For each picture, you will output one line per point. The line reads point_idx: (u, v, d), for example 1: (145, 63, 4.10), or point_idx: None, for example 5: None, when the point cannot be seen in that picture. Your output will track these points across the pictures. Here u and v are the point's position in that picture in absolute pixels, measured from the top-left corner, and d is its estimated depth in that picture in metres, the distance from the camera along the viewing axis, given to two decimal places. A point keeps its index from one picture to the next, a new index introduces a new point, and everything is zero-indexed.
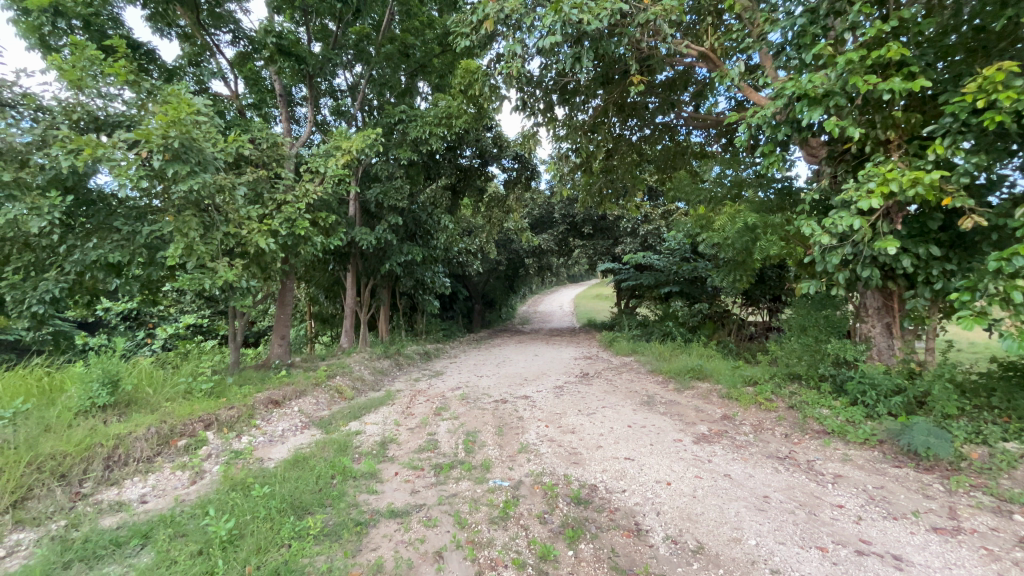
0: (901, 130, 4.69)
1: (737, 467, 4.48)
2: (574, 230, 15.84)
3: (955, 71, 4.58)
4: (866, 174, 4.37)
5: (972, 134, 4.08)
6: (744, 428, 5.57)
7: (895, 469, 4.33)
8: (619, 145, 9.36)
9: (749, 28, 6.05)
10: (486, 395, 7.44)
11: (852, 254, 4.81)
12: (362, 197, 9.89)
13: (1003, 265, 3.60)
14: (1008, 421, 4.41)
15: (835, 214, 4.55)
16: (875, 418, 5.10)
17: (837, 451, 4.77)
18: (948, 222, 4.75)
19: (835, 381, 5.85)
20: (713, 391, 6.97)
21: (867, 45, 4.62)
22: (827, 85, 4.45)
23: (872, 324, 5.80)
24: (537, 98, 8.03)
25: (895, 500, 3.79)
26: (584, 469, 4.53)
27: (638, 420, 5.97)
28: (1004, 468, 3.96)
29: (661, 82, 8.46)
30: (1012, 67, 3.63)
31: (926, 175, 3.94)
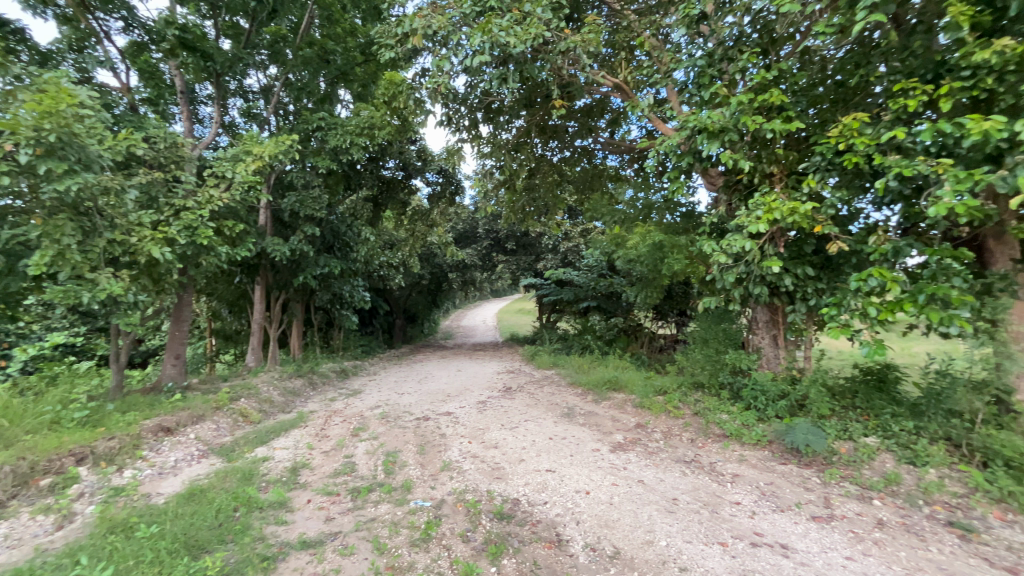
0: (782, 166, 5.36)
1: (649, 473, 4.75)
2: (497, 245, 16.01)
3: (823, 117, 5.33)
4: (755, 203, 4.92)
5: (836, 172, 4.77)
6: (655, 435, 5.93)
7: (781, 465, 4.83)
8: (540, 164, 9.76)
9: (657, 66, 6.63)
10: (407, 413, 7.24)
11: (745, 272, 5.36)
12: (275, 205, 9.34)
13: (861, 284, 4.23)
14: (868, 418, 5.11)
15: (731, 236, 5.06)
16: (765, 420, 5.65)
17: (734, 452, 5.22)
18: (819, 248, 5.45)
19: (733, 388, 6.45)
20: (628, 401, 7.34)
21: (754, 89, 5.27)
22: (723, 122, 5.01)
23: (761, 336, 6.41)
24: (462, 115, 8.17)
25: (782, 493, 4.23)
26: (506, 484, 4.55)
27: (558, 432, 6.13)
28: (864, 459, 4.59)
29: (580, 108, 8.97)
30: (864, 117, 4.33)
31: (802, 206, 4.54)
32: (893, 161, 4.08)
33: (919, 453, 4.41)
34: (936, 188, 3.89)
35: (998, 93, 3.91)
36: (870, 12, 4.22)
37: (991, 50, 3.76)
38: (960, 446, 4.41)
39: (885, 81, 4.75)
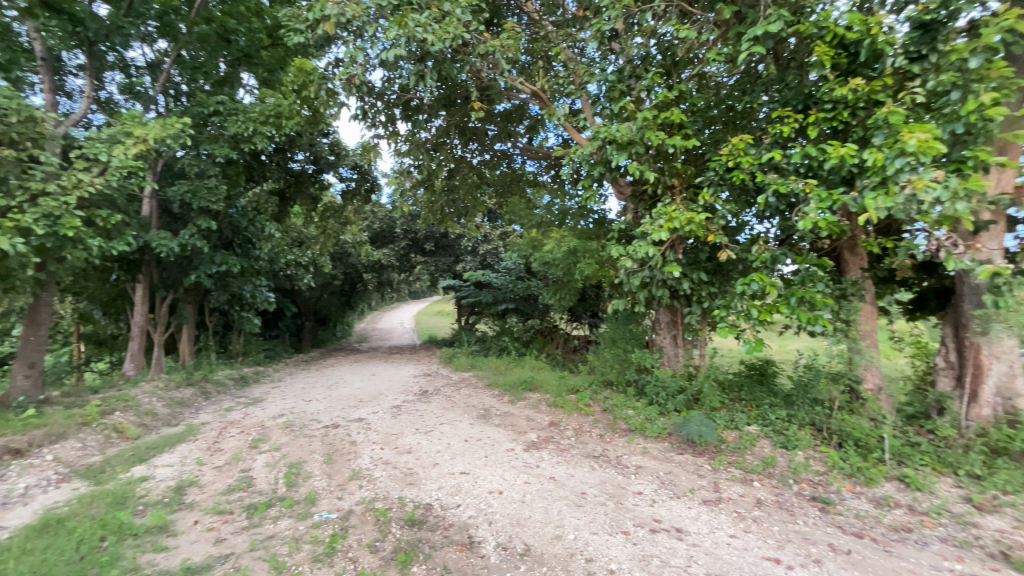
0: (682, 179, 5.83)
1: (560, 469, 4.90)
2: (415, 246, 15.65)
3: (716, 137, 5.88)
4: (657, 212, 5.29)
5: (726, 187, 5.27)
6: (567, 432, 6.15)
7: (678, 455, 5.23)
8: (460, 166, 9.69)
9: (572, 77, 6.91)
10: (315, 421, 6.83)
11: (649, 277, 5.75)
12: (162, 195, 8.34)
13: (745, 288, 4.72)
14: (751, 409, 5.71)
15: (636, 242, 5.40)
16: (666, 414, 6.09)
17: (638, 445, 5.56)
18: (712, 255, 5.99)
19: (638, 385, 6.88)
20: (542, 400, 7.54)
21: (658, 107, 5.67)
22: (630, 135, 5.35)
23: (663, 336, 6.88)
24: (378, 109, 7.90)
25: (679, 481, 4.58)
26: (419, 489, 4.45)
27: (474, 434, 6.12)
28: (747, 446, 5.11)
29: (499, 112, 9.08)
30: (748, 139, 4.85)
31: (697, 216, 4.97)
32: (772, 179, 4.60)
33: (790, 438, 5.01)
34: (805, 205, 4.45)
35: (852, 125, 4.56)
36: (754, 45, 4.73)
37: (847, 87, 4.39)
38: (821, 429, 5.07)
39: (767, 107, 5.35)
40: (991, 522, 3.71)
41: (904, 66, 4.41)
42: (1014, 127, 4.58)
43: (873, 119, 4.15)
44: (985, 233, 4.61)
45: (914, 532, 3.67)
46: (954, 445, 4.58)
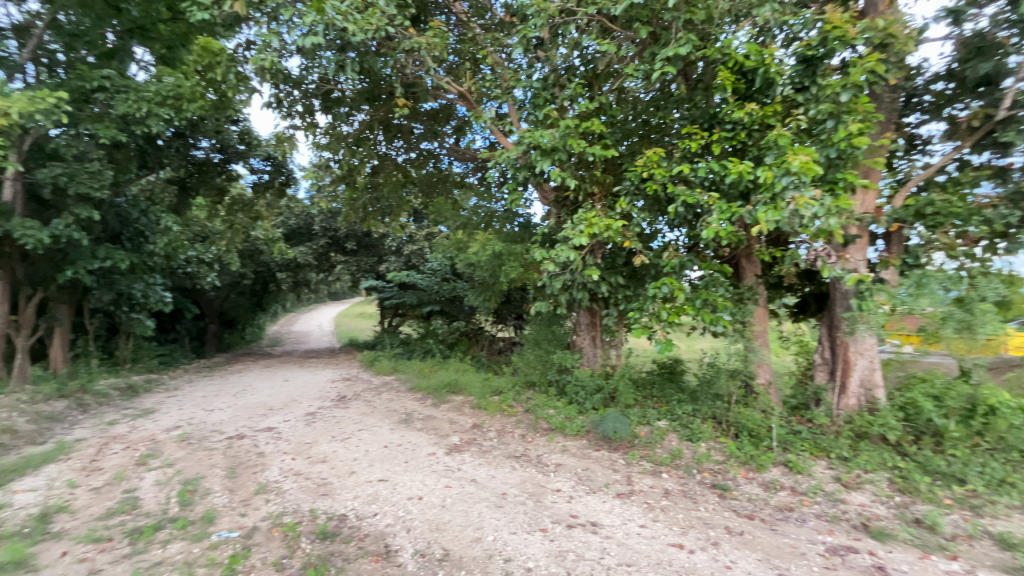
0: (601, 187, 6.09)
1: (481, 471, 4.90)
2: (335, 244, 14.92)
3: (632, 149, 6.22)
4: (578, 218, 5.48)
5: (641, 196, 5.59)
6: (489, 434, 6.17)
7: (595, 451, 5.44)
8: (384, 163, 9.43)
9: (499, 81, 6.98)
10: (217, 433, 6.26)
11: (569, 280, 5.94)
12: (30, 177, 7.22)
13: (656, 291, 5.03)
14: (661, 405, 6.11)
15: (558, 246, 5.56)
16: (584, 412, 6.31)
17: (558, 444, 5.72)
18: (628, 260, 6.32)
19: (559, 385, 7.08)
20: (465, 403, 7.51)
21: (580, 116, 5.88)
22: (553, 142, 5.50)
23: (583, 337, 7.14)
24: (294, 99, 7.47)
25: (595, 477, 4.77)
26: (333, 500, 4.23)
27: (394, 439, 5.95)
28: (658, 440, 5.45)
29: (426, 111, 8.94)
30: (660, 152, 5.18)
31: (613, 223, 5.22)
32: (681, 191, 4.96)
33: (695, 430, 5.41)
34: (709, 215, 4.84)
35: (749, 145, 5.05)
36: (667, 65, 5.07)
37: (744, 111, 4.85)
38: (721, 422, 5.54)
39: (678, 124, 5.75)
40: (855, 498, 4.26)
41: (791, 95, 4.96)
42: (876, 155, 5.32)
43: (765, 140, 4.61)
44: (853, 245, 5.29)
45: (795, 511, 4.11)
46: (827, 430, 5.25)
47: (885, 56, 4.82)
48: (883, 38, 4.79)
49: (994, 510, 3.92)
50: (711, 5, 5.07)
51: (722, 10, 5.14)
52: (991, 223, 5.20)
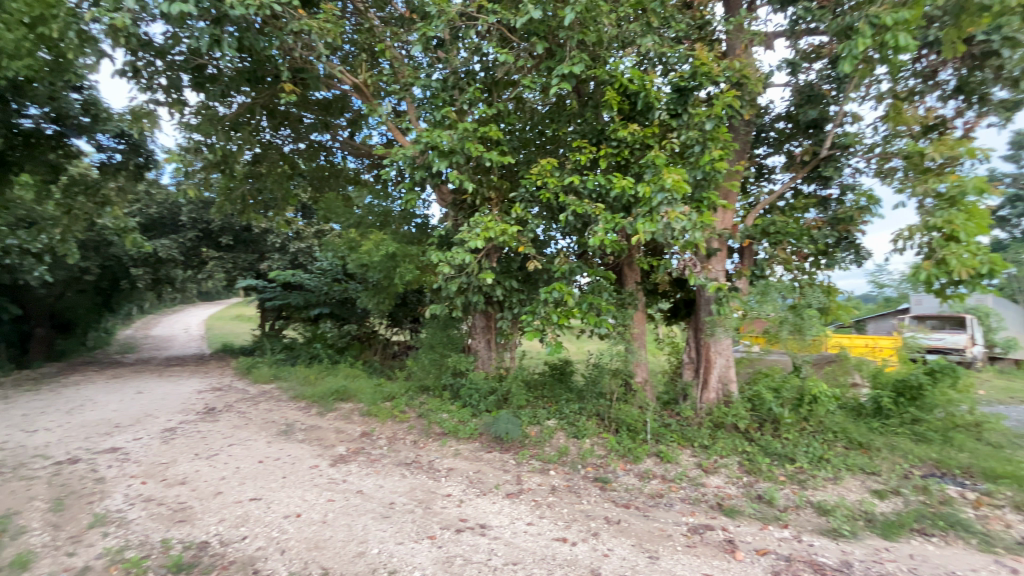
0: (498, 192, 6.21)
1: (369, 481, 4.68)
2: (207, 238, 13.31)
3: (528, 158, 6.44)
4: (475, 222, 5.50)
5: (536, 203, 5.79)
6: (379, 442, 5.94)
7: (487, 453, 5.50)
8: (268, 152, 8.74)
9: (397, 77, 6.78)
10: (39, 458, 5.21)
11: (465, 283, 5.96)
12: None
13: (548, 296, 5.23)
14: (551, 405, 6.41)
15: (454, 249, 5.53)
16: (478, 415, 6.35)
17: (451, 448, 5.68)
18: (523, 265, 6.49)
19: (453, 388, 7.05)
20: (355, 410, 7.14)
21: (478, 121, 5.92)
22: (451, 144, 5.46)
23: (479, 341, 7.21)
24: (156, 70, 6.54)
25: (486, 479, 4.82)
26: (192, 526, 3.75)
27: (271, 453, 5.44)
28: (547, 438, 5.67)
29: (316, 100, 8.38)
30: (554, 162, 5.42)
31: (509, 228, 5.34)
32: (571, 201, 5.23)
33: (581, 428, 5.73)
34: (596, 225, 5.16)
35: (631, 162, 5.48)
36: (561, 81, 5.32)
37: (628, 130, 5.28)
38: (604, 418, 5.93)
39: (570, 137, 6.06)
40: (713, 481, 4.82)
41: (667, 120, 5.50)
42: (733, 179, 6.09)
43: (644, 159, 5.05)
44: (714, 257, 6.00)
45: (665, 497, 4.52)
46: (691, 422, 5.86)
47: (741, 95, 5.56)
48: (739, 79, 5.53)
49: (816, 482, 4.68)
50: (601, 29, 5.43)
51: (611, 35, 5.54)
52: (816, 242, 6.23)
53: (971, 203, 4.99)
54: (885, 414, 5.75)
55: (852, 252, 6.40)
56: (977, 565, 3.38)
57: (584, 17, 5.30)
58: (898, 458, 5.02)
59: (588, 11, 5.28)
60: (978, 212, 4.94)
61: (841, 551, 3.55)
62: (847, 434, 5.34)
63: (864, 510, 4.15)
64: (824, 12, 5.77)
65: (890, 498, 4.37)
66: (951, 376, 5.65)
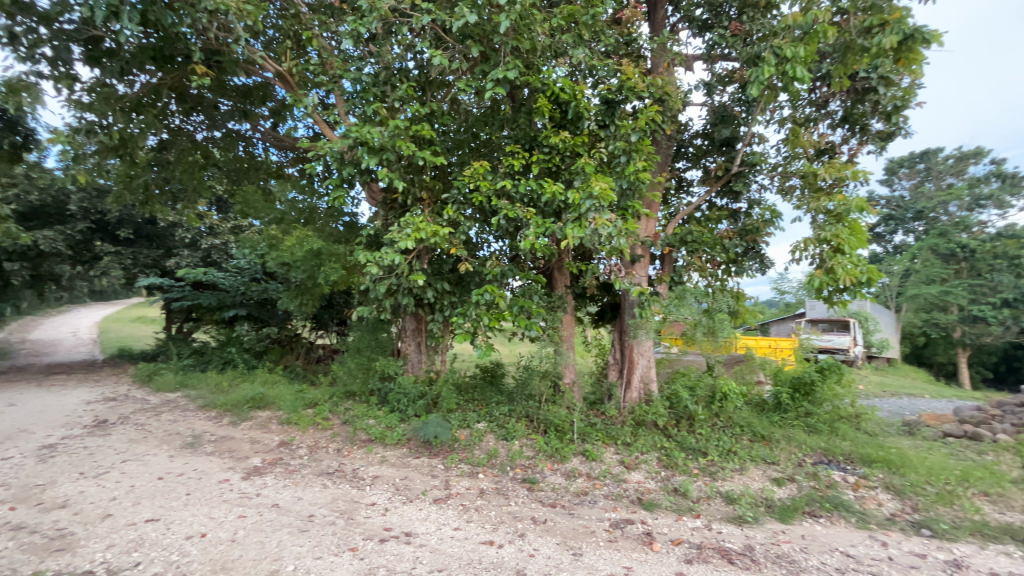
0: (430, 192, 6.12)
1: (286, 494, 4.40)
2: (102, 231, 11.90)
3: (462, 159, 6.40)
4: (406, 222, 5.37)
5: (468, 206, 5.76)
6: (299, 452, 5.62)
7: (415, 459, 5.38)
8: (176, 138, 7.99)
9: (324, 68, 6.47)
10: None
11: (395, 285, 5.80)
12: None
13: (479, 298, 5.22)
14: (481, 407, 6.42)
15: (383, 249, 5.36)
16: (406, 420, 6.19)
17: (377, 455, 5.49)
18: (455, 267, 6.44)
19: (381, 393, 6.82)
20: (272, 419, 6.70)
21: (410, 119, 5.79)
22: (381, 141, 5.30)
23: (409, 344, 7.05)
24: (39, 38, 5.75)
25: (413, 485, 4.71)
26: (72, 556, 3.30)
27: (173, 468, 4.95)
28: (476, 441, 5.65)
29: (234, 86, 7.80)
30: (487, 165, 5.45)
31: (441, 229, 5.27)
32: (503, 204, 5.27)
33: (510, 430, 5.77)
34: (527, 229, 5.23)
35: (562, 169, 5.63)
36: (495, 85, 5.36)
37: (559, 138, 5.43)
38: (533, 420, 6.03)
39: (503, 141, 6.11)
40: (634, 476, 5.04)
41: (596, 130, 5.70)
42: (655, 190, 6.45)
43: (574, 166, 5.21)
44: (638, 263, 6.31)
45: (589, 494, 4.67)
46: (615, 421, 6.12)
47: (663, 110, 5.90)
48: (662, 95, 5.87)
49: (725, 473, 5.05)
50: (534, 37, 5.52)
51: (544, 44, 5.65)
52: (727, 251, 6.75)
53: (853, 220, 5.63)
54: (784, 408, 6.34)
55: (757, 262, 7.01)
56: (856, 541, 3.81)
57: (518, 23, 5.36)
58: (794, 448, 5.55)
59: (522, 18, 5.35)
60: (859, 227, 5.59)
61: (745, 536, 3.86)
62: (752, 428, 5.83)
63: (764, 497, 4.54)
64: (735, 40, 6.28)
65: (787, 485, 4.81)
66: (837, 373, 6.34)
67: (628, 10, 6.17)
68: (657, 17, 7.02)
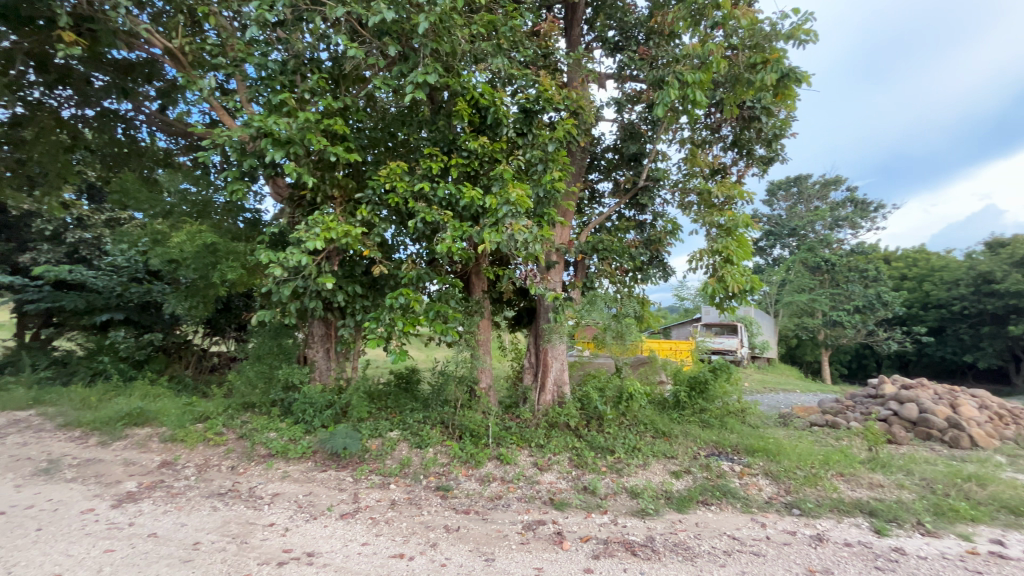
0: (342, 191, 5.84)
1: (166, 521, 3.91)
2: None
3: (377, 158, 6.18)
4: (314, 220, 5.06)
5: (384, 206, 5.57)
6: (184, 472, 5.04)
7: (321, 473, 5.06)
8: (35, 114, 6.87)
9: (224, 50, 5.92)
10: None
11: (301, 287, 5.44)
12: None
13: (393, 302, 5.06)
14: (394, 415, 6.22)
15: (288, 249, 5.00)
16: (312, 432, 5.80)
17: (277, 471, 5.09)
18: (368, 270, 6.18)
19: (283, 404, 6.33)
20: (153, 437, 5.95)
21: (321, 112, 5.48)
22: (288, 133, 4.94)
23: (316, 350, 6.65)
24: None
25: (318, 501, 4.42)
26: None
27: (20, 500, 4.20)
28: (388, 451, 5.45)
29: (112, 59, 6.88)
30: (404, 166, 5.32)
31: (353, 229, 5.03)
32: (420, 207, 5.16)
33: (424, 437, 5.65)
34: (444, 232, 5.17)
35: (480, 173, 5.66)
36: (413, 85, 5.25)
37: (478, 143, 5.45)
38: (448, 426, 5.95)
39: (421, 143, 6.01)
40: (546, 478, 5.16)
41: (514, 137, 5.80)
42: (569, 199, 6.70)
43: (492, 171, 5.26)
44: (553, 269, 6.51)
45: (503, 498, 4.70)
46: (529, 423, 6.23)
47: (578, 123, 6.16)
48: (576, 108, 6.12)
49: (630, 469, 5.34)
50: (454, 40, 5.49)
51: (464, 49, 5.65)
52: (633, 259, 7.19)
53: (740, 234, 6.26)
54: (682, 406, 6.87)
55: (661, 270, 7.54)
56: (741, 524, 4.22)
57: (437, 26, 5.30)
58: (690, 442, 6.03)
59: (442, 21, 5.30)
60: (745, 240, 6.22)
61: (647, 528, 4.11)
62: (654, 425, 6.25)
63: (664, 490, 4.87)
64: (643, 63, 6.74)
65: (683, 477, 5.20)
66: (726, 372, 7.00)
67: (547, 24, 6.38)
68: (573, 34, 7.33)
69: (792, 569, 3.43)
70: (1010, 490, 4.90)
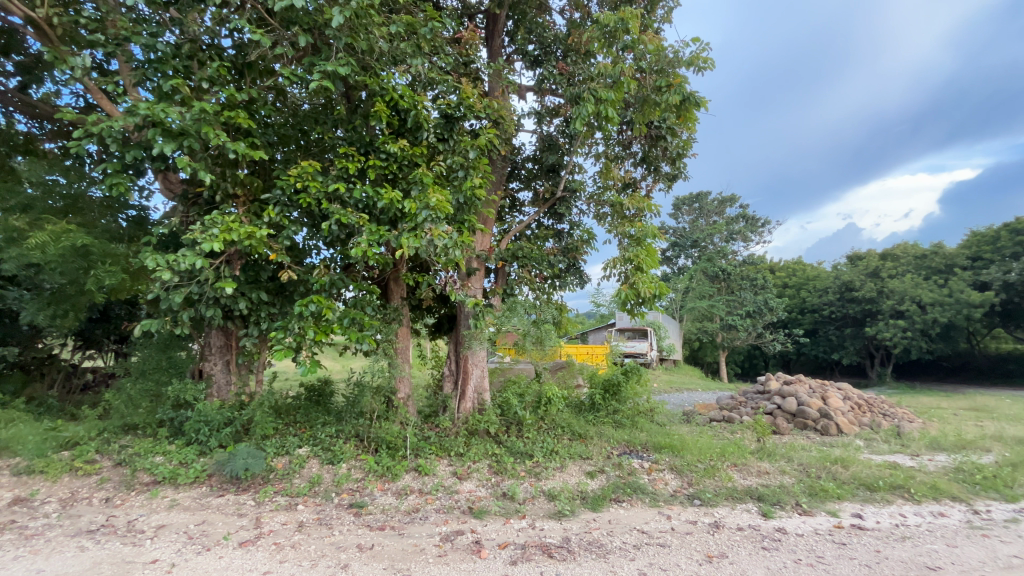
0: (245, 189, 5.40)
1: (16, 569, 3.32)
2: None
3: (286, 156, 5.79)
4: (212, 220, 4.62)
5: (294, 207, 5.23)
6: (44, 509, 4.34)
7: (216, 499, 4.59)
8: None
9: (103, 25, 5.24)
10: None
11: (196, 293, 4.95)
12: None
13: (302, 309, 4.76)
14: (303, 431, 5.83)
15: (180, 252, 4.51)
16: (207, 453, 5.26)
17: (164, 500, 4.55)
18: (275, 275, 5.75)
19: (172, 425, 5.67)
20: (2, 469, 5.06)
21: (222, 104, 5.02)
22: (180, 124, 4.45)
23: (214, 362, 6.06)
24: None
25: (211, 530, 4.01)
26: None
27: None
28: (296, 469, 5.10)
29: None
30: (317, 166, 5.04)
31: (258, 231, 4.65)
32: (335, 209, 4.90)
33: (337, 452, 5.37)
34: (359, 236, 4.95)
35: (399, 177, 5.51)
36: (326, 81, 4.99)
37: (397, 145, 5.31)
38: (363, 439, 5.70)
39: (336, 142, 5.73)
40: (465, 486, 5.11)
41: (434, 142, 5.74)
42: (490, 207, 6.74)
43: (412, 175, 5.15)
44: (473, 276, 6.51)
45: (420, 510, 4.58)
46: (449, 431, 6.15)
47: (498, 132, 6.24)
48: (497, 117, 6.20)
49: (547, 472, 5.44)
50: (372, 39, 5.33)
51: (382, 48, 5.48)
52: (552, 266, 7.39)
53: (649, 244, 6.66)
54: (597, 408, 7.16)
55: (577, 277, 7.83)
56: (649, 518, 4.47)
57: (353, 22, 5.09)
58: (604, 442, 6.30)
59: (358, 17, 5.11)
60: (653, 249, 6.62)
61: (563, 529, 4.21)
62: (571, 428, 6.46)
63: (579, 490, 5.03)
64: (561, 78, 6.99)
65: (598, 477, 5.41)
66: (636, 374, 7.41)
67: (467, 33, 6.41)
68: (494, 45, 7.45)
69: (693, 555, 3.70)
70: (866, 469, 5.69)
